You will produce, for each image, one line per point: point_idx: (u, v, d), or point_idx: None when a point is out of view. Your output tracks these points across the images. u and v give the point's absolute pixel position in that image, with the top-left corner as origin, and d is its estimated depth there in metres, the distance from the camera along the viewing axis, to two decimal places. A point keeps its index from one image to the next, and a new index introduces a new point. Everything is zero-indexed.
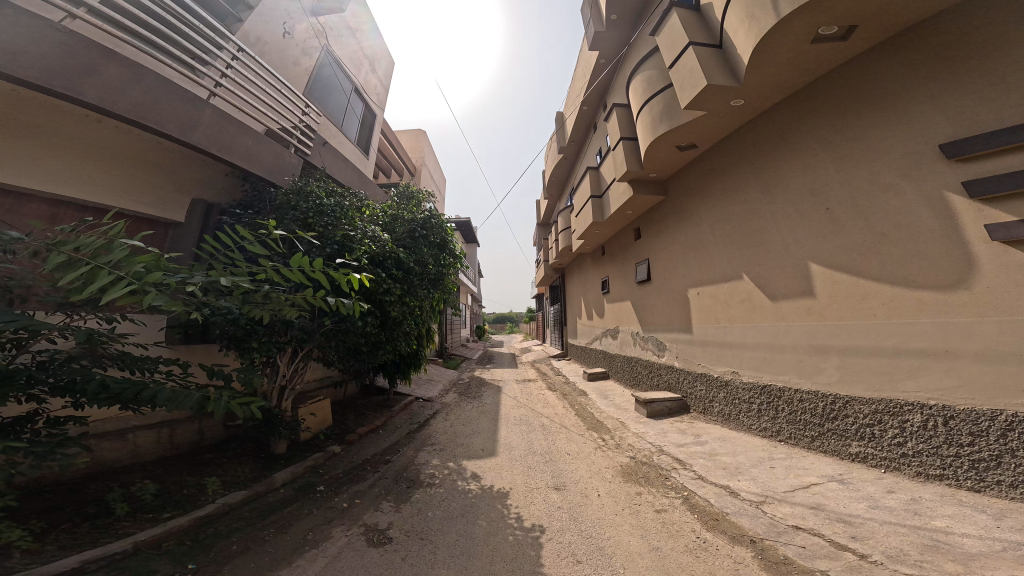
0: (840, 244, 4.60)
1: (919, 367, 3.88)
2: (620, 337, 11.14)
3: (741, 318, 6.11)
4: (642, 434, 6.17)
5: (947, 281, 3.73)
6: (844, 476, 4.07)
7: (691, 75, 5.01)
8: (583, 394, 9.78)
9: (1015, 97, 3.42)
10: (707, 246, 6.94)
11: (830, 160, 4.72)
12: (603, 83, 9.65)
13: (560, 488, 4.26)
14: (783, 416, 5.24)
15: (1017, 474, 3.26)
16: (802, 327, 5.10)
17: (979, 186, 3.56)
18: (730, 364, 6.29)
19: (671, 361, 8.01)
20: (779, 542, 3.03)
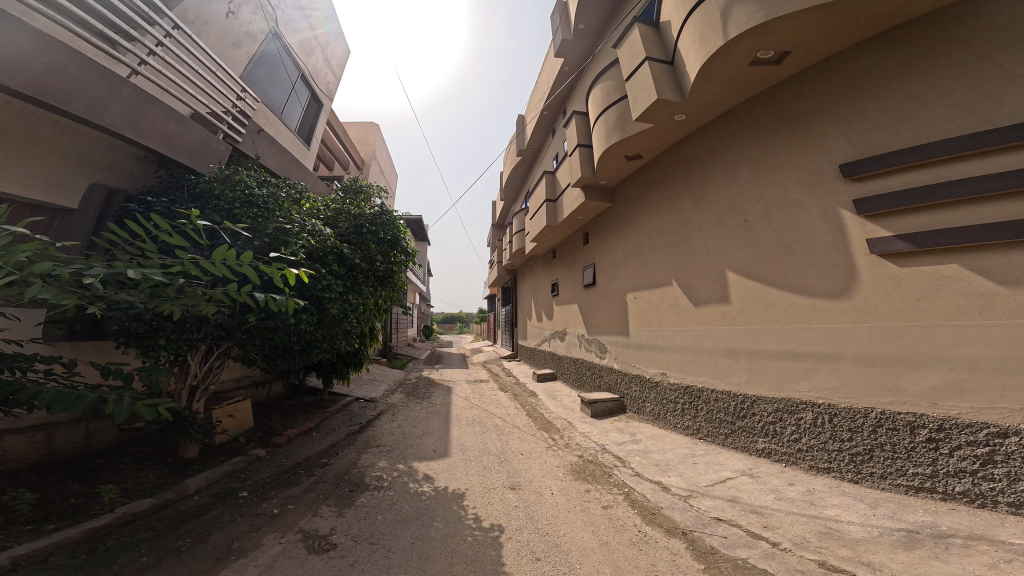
0: (754, 256, 5.06)
1: (814, 370, 4.34)
2: (567, 339, 11.43)
3: (669, 321, 6.53)
4: (587, 434, 6.38)
5: (835, 290, 4.23)
6: (754, 470, 4.47)
7: (643, 89, 5.27)
8: (532, 395, 9.94)
9: (903, 124, 3.89)
10: (644, 253, 7.33)
11: (754, 179, 5.14)
12: (563, 91, 9.86)
13: (516, 488, 4.31)
14: (702, 414, 5.67)
15: (886, 466, 3.73)
16: (719, 331, 5.53)
17: (867, 203, 4.03)
18: (659, 366, 6.69)
19: (612, 362, 8.36)
20: (705, 533, 3.27)
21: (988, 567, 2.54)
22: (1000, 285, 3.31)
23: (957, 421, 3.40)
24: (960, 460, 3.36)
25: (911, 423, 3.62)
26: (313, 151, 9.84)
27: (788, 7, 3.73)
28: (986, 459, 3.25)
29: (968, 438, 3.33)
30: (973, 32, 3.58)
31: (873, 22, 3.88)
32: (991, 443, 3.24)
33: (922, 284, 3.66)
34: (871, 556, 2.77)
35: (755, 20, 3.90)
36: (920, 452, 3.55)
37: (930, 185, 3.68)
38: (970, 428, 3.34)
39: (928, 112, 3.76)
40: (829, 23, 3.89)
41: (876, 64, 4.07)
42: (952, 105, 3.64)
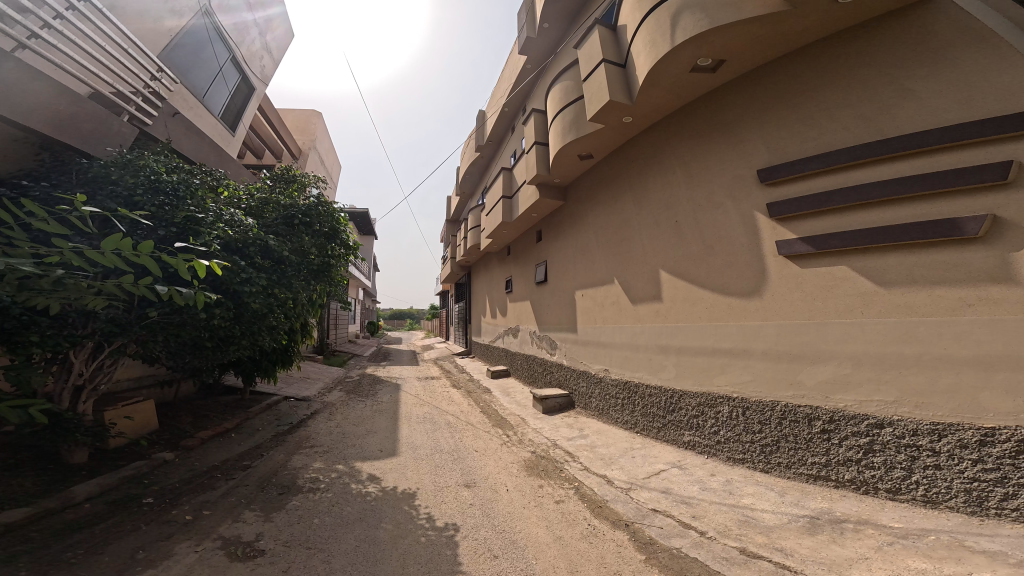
0: (683, 257, 5.41)
1: (730, 364, 4.71)
2: (520, 336, 11.55)
3: (612, 319, 6.82)
4: (539, 429, 6.49)
5: (749, 290, 4.59)
6: (682, 462, 4.76)
7: (598, 90, 5.42)
8: (486, 392, 9.94)
9: (812, 134, 4.23)
10: (590, 252, 7.60)
11: (686, 182, 5.45)
12: (522, 88, 9.88)
13: (471, 485, 4.30)
14: (639, 409, 5.95)
15: (790, 456, 4.09)
16: (652, 328, 5.90)
17: (778, 207, 4.39)
18: (603, 362, 6.96)
19: (561, 359, 8.54)
20: (645, 525, 3.43)
21: (875, 549, 2.82)
22: (878, 286, 3.67)
23: (844, 413, 3.76)
24: (848, 450, 3.71)
25: (808, 415, 3.99)
26: (238, 135, 9.18)
27: (731, 16, 3.92)
28: (867, 447, 3.60)
29: (853, 429, 3.69)
30: (873, 49, 3.87)
31: (797, 36, 4.17)
32: (871, 433, 3.58)
33: (819, 283, 4.03)
34: (783, 542, 3.01)
35: (699, 28, 4.06)
36: (816, 442, 3.92)
37: (830, 191, 4.02)
38: (853, 419, 3.69)
39: (833, 122, 4.08)
40: (759, 34, 4.13)
41: (795, 74, 4.36)
42: (853, 116, 3.96)
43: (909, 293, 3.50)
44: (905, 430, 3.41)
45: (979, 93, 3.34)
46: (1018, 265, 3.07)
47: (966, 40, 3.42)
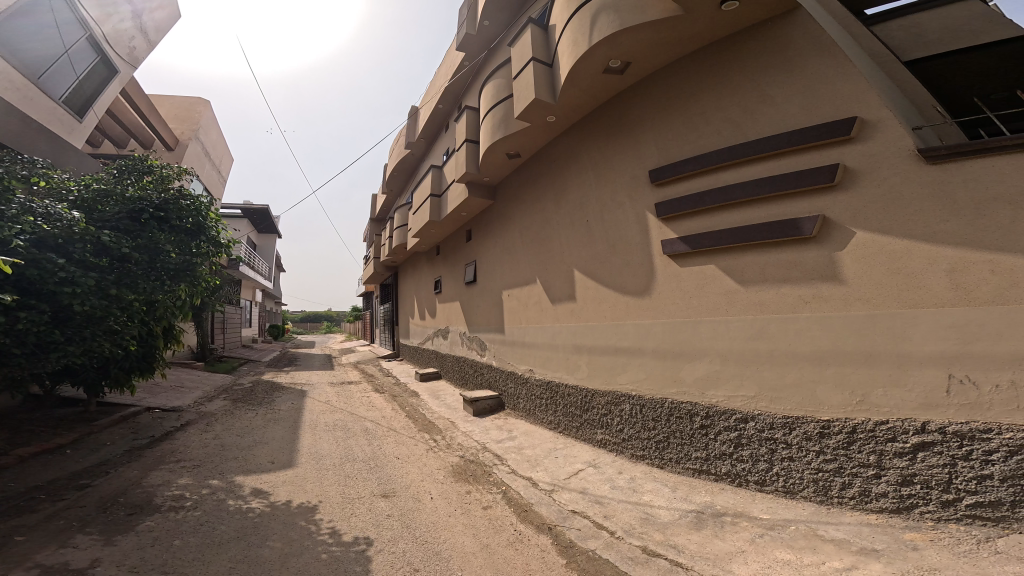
0: (593, 258, 5.77)
1: (630, 363, 5.08)
2: (450, 337, 11.40)
3: (534, 319, 7.02)
4: (470, 432, 6.44)
5: (643, 289, 5.01)
6: (596, 460, 4.97)
7: (525, 88, 5.52)
8: (414, 395, 9.70)
9: (693, 138, 4.65)
10: (516, 251, 7.72)
11: (597, 182, 5.77)
12: (453, 85, 9.79)
13: (389, 495, 4.13)
14: (559, 409, 6.15)
15: (678, 452, 4.44)
16: (568, 328, 6.18)
17: (664, 208, 4.81)
18: (528, 362, 7.11)
19: (490, 360, 8.57)
20: (565, 526, 3.54)
21: (749, 542, 3.11)
22: (739, 284, 4.13)
23: (717, 408, 4.18)
24: (722, 443, 4.10)
25: (691, 411, 4.37)
26: (89, 122, 7.97)
27: (638, 19, 4.13)
28: (736, 441, 4.01)
29: (724, 423, 4.09)
30: (742, 59, 4.31)
31: (688, 41, 4.50)
32: (738, 427, 4.00)
33: (693, 280, 4.49)
34: (675, 539, 3.24)
35: (613, 28, 4.24)
36: (696, 438, 4.30)
37: (703, 192, 4.48)
38: (724, 414, 4.10)
39: (708, 125, 4.51)
40: (661, 39, 4.41)
41: (681, 81, 4.75)
42: (723, 120, 4.40)
43: (763, 292, 3.97)
44: (764, 424, 3.85)
45: (822, 100, 3.80)
46: (839, 264, 3.57)
47: (816, 50, 3.87)
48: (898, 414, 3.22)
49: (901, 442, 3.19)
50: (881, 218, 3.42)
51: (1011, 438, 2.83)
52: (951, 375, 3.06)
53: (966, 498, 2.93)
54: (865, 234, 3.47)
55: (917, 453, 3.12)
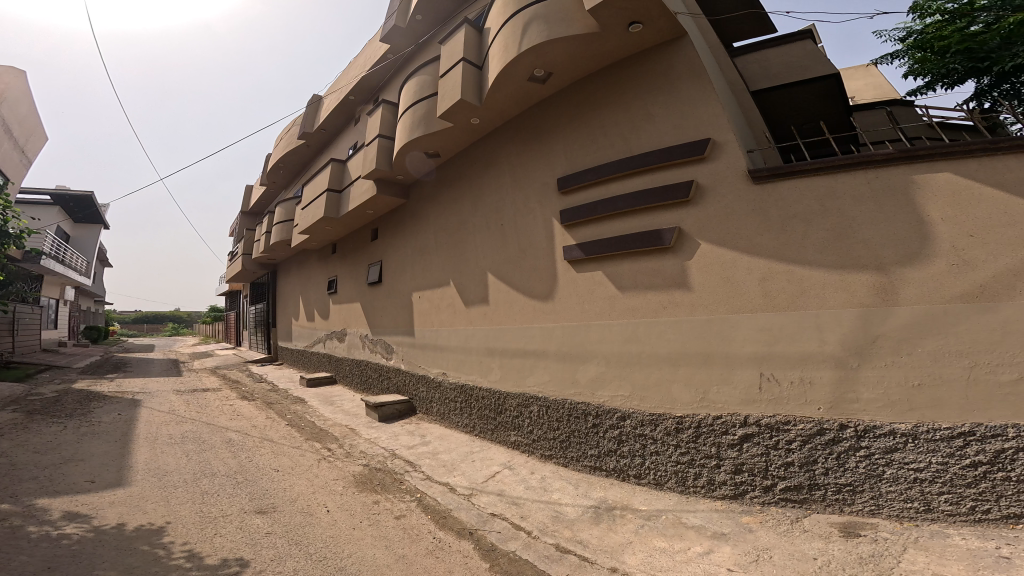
0: (504, 262, 6.04)
1: (536, 365, 5.39)
2: (347, 340, 10.63)
3: (447, 321, 7.06)
4: (375, 439, 6.09)
5: (546, 293, 5.42)
6: (511, 461, 5.09)
7: (451, 86, 5.53)
8: (298, 402, 8.79)
9: (593, 149, 5.09)
10: (428, 254, 7.66)
11: (514, 187, 6.00)
12: (366, 78, 9.30)
13: (264, 511, 3.65)
14: (475, 411, 6.15)
15: (578, 450, 4.81)
16: (480, 330, 6.31)
17: (566, 215, 5.20)
18: (440, 365, 7.09)
19: (398, 364, 8.25)
20: (486, 530, 3.53)
21: (634, 533, 3.46)
22: (619, 290, 4.70)
23: (604, 407, 4.66)
24: (609, 441, 4.57)
25: (584, 411, 4.80)
26: None
27: (563, 32, 4.40)
28: (619, 437, 4.50)
29: (610, 421, 4.58)
30: (639, 78, 4.78)
31: (598, 59, 4.90)
32: (619, 425, 4.51)
33: (586, 284, 4.99)
34: (581, 534, 3.47)
35: (541, 38, 4.47)
36: (591, 436, 4.72)
37: (596, 202, 4.96)
38: (610, 413, 4.59)
39: (606, 138, 4.99)
40: (581, 53, 4.75)
41: (591, 95, 5.15)
42: (617, 134, 4.90)
43: (637, 297, 4.57)
44: (637, 421, 4.40)
45: (690, 122, 4.43)
46: (688, 273, 4.27)
47: (689, 74, 4.45)
48: (727, 410, 3.95)
49: (731, 434, 3.89)
50: (720, 231, 4.16)
51: (802, 428, 3.61)
52: (762, 373, 3.83)
53: (779, 483, 3.67)
54: (708, 245, 4.19)
55: (741, 444, 3.83)
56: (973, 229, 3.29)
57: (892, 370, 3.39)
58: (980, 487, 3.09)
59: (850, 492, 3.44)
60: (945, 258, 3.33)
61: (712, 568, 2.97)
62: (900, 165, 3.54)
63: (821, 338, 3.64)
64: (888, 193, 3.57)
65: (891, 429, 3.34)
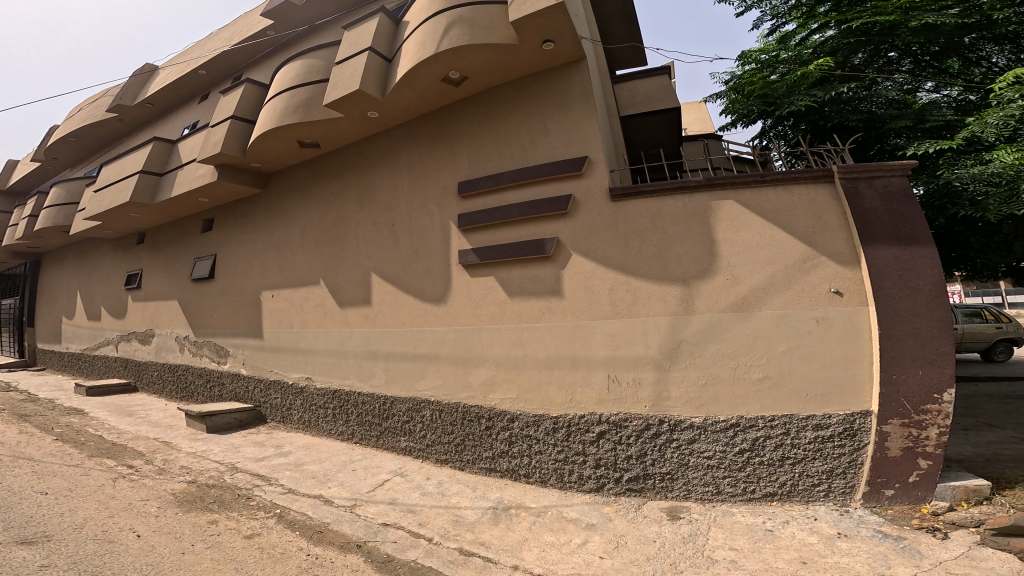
0: (392, 261, 5.73)
1: (428, 370, 5.27)
2: (155, 342, 8.97)
3: (312, 322, 6.47)
4: (204, 453, 5.03)
5: (439, 296, 5.28)
6: (404, 469, 4.73)
7: (351, 75, 5.10)
8: (74, 413, 6.76)
9: (494, 158, 5.14)
10: (291, 249, 6.87)
11: (408, 185, 5.73)
12: (225, 55, 7.97)
13: (35, 542, 2.83)
14: (353, 419, 5.81)
15: (473, 453, 4.79)
16: (360, 333, 5.93)
17: (466, 219, 5.14)
18: (304, 370, 6.49)
19: (236, 367, 7.45)
20: (379, 541, 3.25)
21: (528, 530, 3.51)
22: (507, 295, 4.82)
23: (496, 410, 4.72)
24: (501, 442, 4.64)
25: (478, 413, 4.81)
26: None
27: (485, 39, 4.38)
28: (509, 438, 4.60)
29: (501, 423, 4.65)
30: (541, 93, 4.96)
31: (508, 69, 4.94)
32: (508, 426, 4.62)
33: (479, 288, 4.99)
34: (483, 535, 3.40)
35: (462, 41, 4.38)
36: (484, 438, 4.74)
37: (492, 208, 5.01)
38: (501, 415, 4.67)
39: (508, 146, 5.07)
40: (496, 61, 4.75)
41: (498, 103, 5.18)
42: (517, 144, 5.03)
43: (523, 303, 4.73)
44: (524, 422, 4.55)
45: (577, 136, 4.75)
46: (562, 280, 4.57)
47: (581, 96, 4.78)
48: (587, 409, 4.34)
49: (590, 432, 4.27)
50: (586, 243, 4.53)
51: (635, 424, 4.15)
52: (609, 376, 4.30)
53: (624, 475, 4.15)
54: (577, 256, 4.55)
55: (599, 440, 4.24)
56: (743, 249, 4.07)
57: (690, 370, 4.08)
58: (746, 470, 3.90)
59: (670, 480, 4.07)
60: (725, 273, 4.08)
61: (588, 557, 3.17)
62: (706, 190, 4.21)
63: (646, 341, 4.22)
64: (696, 216, 4.22)
65: (690, 423, 4.02)
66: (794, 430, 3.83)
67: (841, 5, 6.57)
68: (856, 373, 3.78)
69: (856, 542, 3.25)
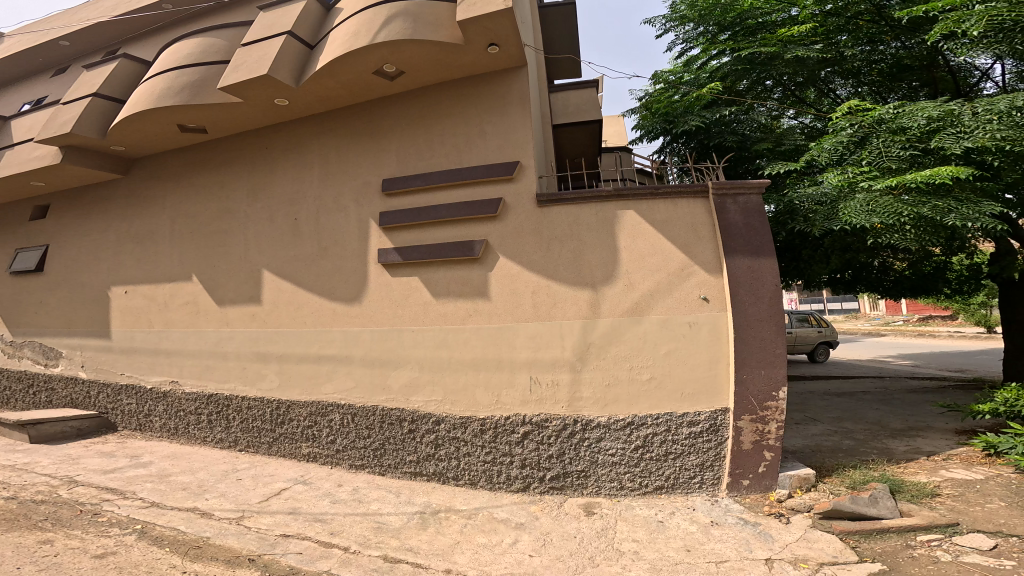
0: (293, 255, 5.18)
1: (336, 372, 4.82)
2: None
3: (180, 322, 5.60)
4: (29, 464, 4.41)
5: (351, 294, 4.87)
6: (306, 476, 4.46)
7: (259, 59, 4.61)
8: None
9: (425, 158, 4.89)
10: (157, 240, 5.91)
11: (317, 176, 5.23)
12: (87, 24, 6.69)
13: None
14: (236, 424, 5.15)
15: (395, 457, 4.52)
16: (245, 334, 5.29)
17: (386, 217, 4.83)
18: (168, 373, 5.58)
19: (66, 370, 6.10)
20: (278, 552, 3.13)
21: (460, 532, 3.53)
22: (433, 296, 4.60)
23: (419, 413, 4.49)
24: (427, 445, 4.43)
25: (399, 417, 4.54)
26: None
27: (427, 35, 4.21)
28: (435, 442, 4.41)
29: (426, 426, 4.44)
30: (481, 94, 4.82)
31: (448, 69, 4.73)
32: (434, 429, 4.42)
33: (400, 290, 4.70)
34: (411, 541, 3.39)
35: (403, 36, 4.17)
36: (407, 442, 4.49)
37: (422, 207, 4.76)
38: (425, 418, 4.45)
39: (443, 146, 4.86)
40: (437, 60, 4.56)
41: (435, 102, 4.93)
42: (452, 144, 4.83)
43: (449, 304, 4.55)
44: (451, 424, 4.38)
45: (511, 141, 4.66)
46: (490, 283, 4.47)
47: (519, 102, 4.70)
48: (512, 410, 4.28)
49: (515, 433, 4.23)
50: (513, 247, 4.47)
51: (553, 425, 4.19)
52: (531, 377, 4.29)
53: (548, 474, 4.17)
54: (505, 259, 4.47)
55: (523, 441, 4.22)
56: (637, 256, 4.28)
57: (600, 371, 4.21)
58: (642, 466, 4.12)
59: (582, 477, 4.16)
60: (623, 279, 4.27)
61: (520, 556, 3.24)
62: (615, 201, 4.37)
63: (563, 345, 4.28)
64: (606, 225, 4.35)
65: (599, 422, 4.16)
66: (674, 426, 4.11)
67: (739, 34, 7.17)
68: (717, 373, 4.14)
69: (726, 529, 3.58)
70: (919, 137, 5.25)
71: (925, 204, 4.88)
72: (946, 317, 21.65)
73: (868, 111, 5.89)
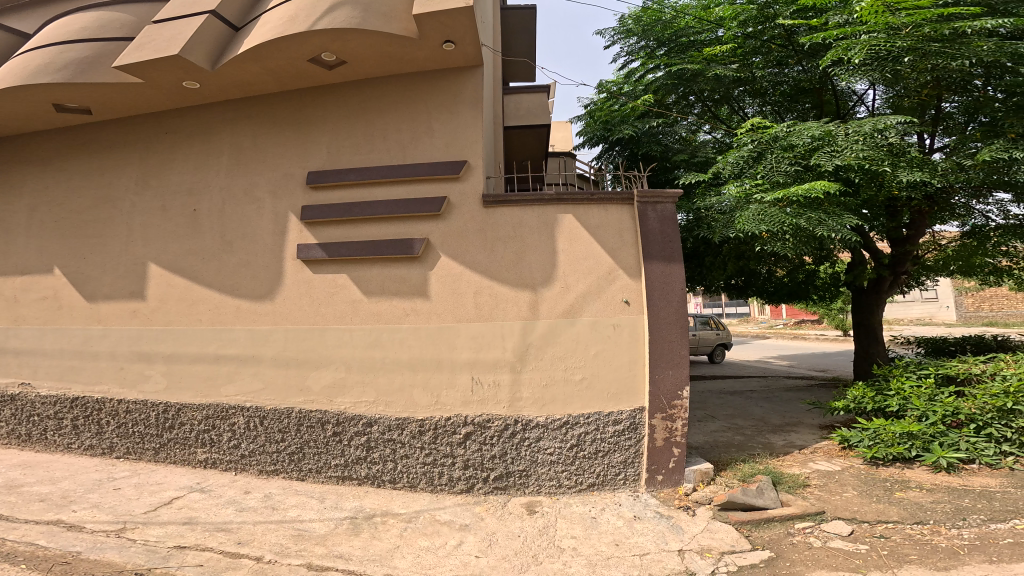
0: (188, 248, 4.55)
1: (239, 372, 4.29)
2: None
3: (34, 318, 4.70)
4: None
5: (260, 292, 4.38)
6: (203, 483, 3.93)
7: (169, 37, 4.08)
8: None
9: (362, 152, 4.55)
10: (7, 229, 4.89)
11: (226, 165, 4.66)
12: None
13: None
14: (111, 429, 4.40)
15: (316, 461, 4.12)
16: (122, 331, 4.53)
17: (308, 212, 4.42)
18: (16, 373, 4.65)
19: None
20: (172, 567, 2.73)
21: (400, 536, 3.29)
22: (363, 294, 4.29)
23: (345, 415, 4.14)
24: (356, 448, 4.09)
25: (321, 419, 4.14)
26: None
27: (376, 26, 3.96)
28: (366, 444, 4.09)
29: (354, 429, 4.10)
30: (430, 90, 4.60)
31: (393, 63, 4.45)
32: (365, 432, 4.10)
33: (323, 289, 4.32)
34: (340, 547, 3.09)
35: (348, 24, 3.90)
36: (332, 445, 4.11)
37: (356, 202, 4.42)
38: (354, 420, 4.11)
39: (384, 142, 4.55)
40: (382, 53, 4.28)
41: (377, 94, 4.61)
42: (396, 140, 4.55)
43: (381, 303, 4.27)
44: (385, 426, 4.10)
45: (459, 140, 4.49)
46: (428, 282, 4.27)
47: (471, 101, 4.54)
48: (451, 411, 4.11)
49: (458, 434, 4.07)
50: (454, 245, 4.32)
51: (494, 425, 4.08)
52: (473, 377, 4.15)
53: (492, 474, 4.06)
54: (445, 258, 4.30)
55: (465, 441, 4.06)
56: (570, 258, 4.34)
57: (538, 372, 4.19)
58: (576, 464, 4.15)
59: (523, 476, 4.10)
60: (560, 282, 4.30)
61: (464, 558, 3.08)
62: (556, 204, 4.41)
63: (503, 345, 4.20)
64: (547, 227, 4.38)
65: (537, 422, 4.13)
66: (601, 425, 4.20)
67: (673, 50, 7.64)
68: (634, 374, 4.29)
69: (647, 523, 3.70)
70: (804, 153, 5.99)
71: (802, 215, 5.56)
72: (815, 321, 25.08)
73: (767, 129, 6.54)
